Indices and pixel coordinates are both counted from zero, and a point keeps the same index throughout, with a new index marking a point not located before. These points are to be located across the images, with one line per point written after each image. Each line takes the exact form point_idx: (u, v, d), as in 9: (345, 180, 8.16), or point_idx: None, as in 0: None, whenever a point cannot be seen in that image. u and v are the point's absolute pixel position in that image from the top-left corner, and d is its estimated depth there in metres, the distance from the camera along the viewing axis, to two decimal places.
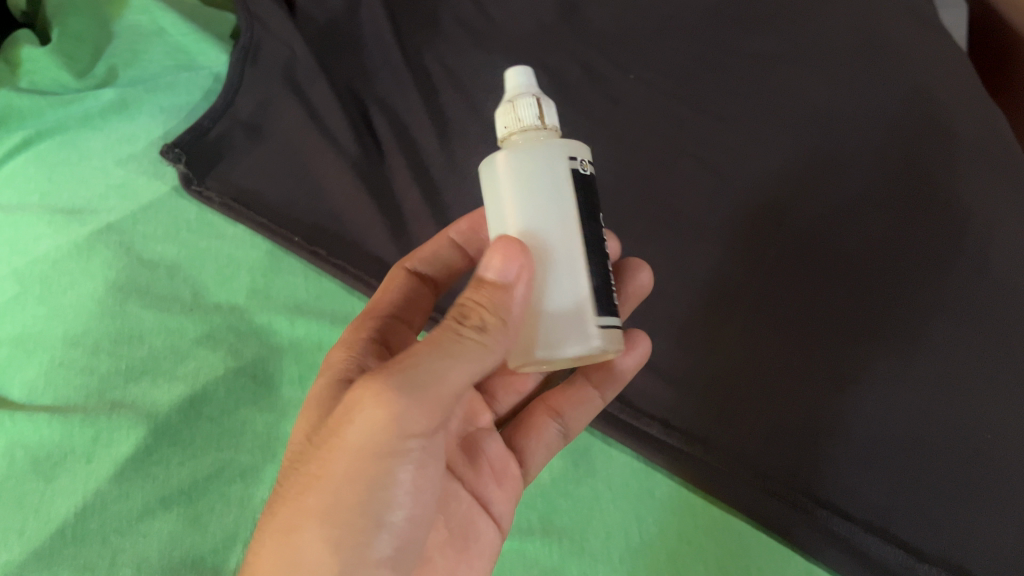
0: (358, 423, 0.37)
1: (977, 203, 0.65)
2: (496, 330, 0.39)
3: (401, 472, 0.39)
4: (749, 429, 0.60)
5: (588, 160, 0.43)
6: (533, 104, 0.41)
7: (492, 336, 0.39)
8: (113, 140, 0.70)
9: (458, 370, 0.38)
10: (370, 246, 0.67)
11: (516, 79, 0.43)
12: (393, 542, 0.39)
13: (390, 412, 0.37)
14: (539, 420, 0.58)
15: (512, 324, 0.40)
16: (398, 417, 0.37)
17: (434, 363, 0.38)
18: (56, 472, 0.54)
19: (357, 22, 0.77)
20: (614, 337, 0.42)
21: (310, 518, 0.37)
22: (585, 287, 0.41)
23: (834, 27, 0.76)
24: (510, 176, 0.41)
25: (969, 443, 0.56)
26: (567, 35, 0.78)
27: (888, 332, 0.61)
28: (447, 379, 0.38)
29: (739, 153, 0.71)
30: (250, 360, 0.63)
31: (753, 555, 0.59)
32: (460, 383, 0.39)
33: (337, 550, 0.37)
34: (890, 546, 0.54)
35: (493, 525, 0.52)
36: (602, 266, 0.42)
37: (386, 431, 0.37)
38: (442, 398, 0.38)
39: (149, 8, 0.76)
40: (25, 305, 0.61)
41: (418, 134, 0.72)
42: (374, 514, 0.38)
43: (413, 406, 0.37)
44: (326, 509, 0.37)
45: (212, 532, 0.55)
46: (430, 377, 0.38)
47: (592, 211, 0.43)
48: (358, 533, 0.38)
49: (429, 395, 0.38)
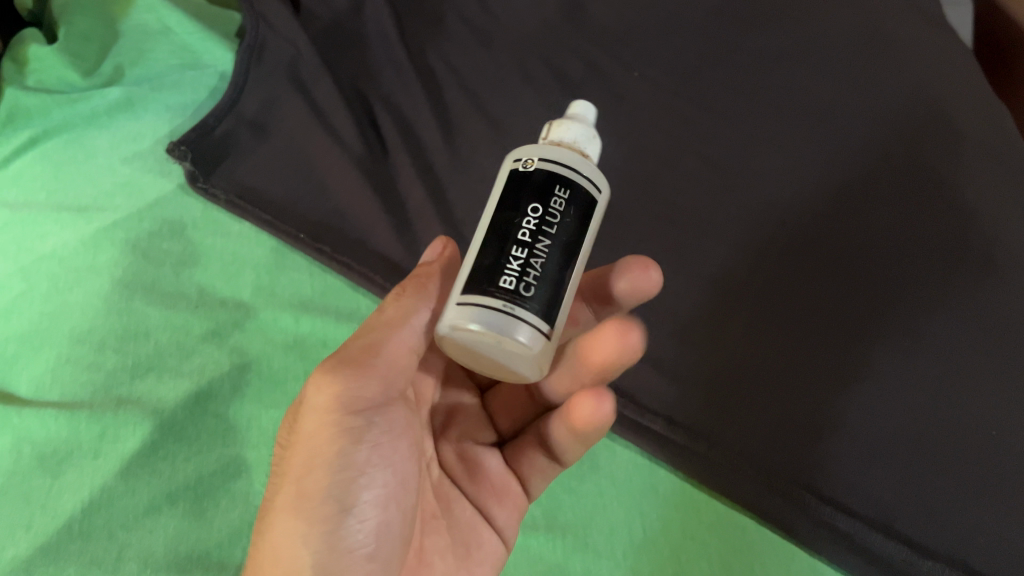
0: (309, 410, 0.41)
1: (979, 203, 0.66)
2: (412, 294, 0.44)
3: (356, 451, 0.41)
4: (753, 425, 0.60)
5: (531, 158, 0.41)
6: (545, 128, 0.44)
7: (415, 302, 0.44)
8: (119, 138, 0.71)
9: (390, 336, 0.43)
10: (374, 243, 0.67)
11: (567, 111, 0.45)
12: (364, 526, 0.41)
13: (336, 385, 0.41)
14: (529, 446, 0.55)
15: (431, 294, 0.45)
16: (342, 390, 0.41)
17: (369, 336, 0.43)
18: (62, 468, 0.54)
19: (362, 21, 0.77)
20: (493, 325, 0.38)
21: (282, 514, 0.40)
22: (464, 268, 0.40)
23: (839, 25, 0.76)
24: None
25: (972, 440, 0.57)
26: (571, 32, 0.78)
27: (891, 330, 0.61)
28: (383, 346, 0.43)
29: (743, 151, 0.71)
30: (254, 357, 0.63)
31: (756, 551, 0.59)
32: (395, 349, 0.43)
33: (306, 539, 0.39)
34: (893, 542, 0.55)
35: (496, 534, 0.53)
36: (496, 247, 0.39)
37: (335, 403, 0.41)
38: (381, 363, 0.42)
39: (155, 8, 0.76)
40: (32, 302, 0.61)
41: (423, 132, 0.73)
42: (335, 498, 0.40)
43: (354, 374, 0.41)
44: (292, 501, 0.40)
45: (218, 528, 0.55)
46: (366, 347, 0.42)
47: (517, 202, 0.40)
48: (324, 519, 0.40)
49: (368, 361, 0.42)
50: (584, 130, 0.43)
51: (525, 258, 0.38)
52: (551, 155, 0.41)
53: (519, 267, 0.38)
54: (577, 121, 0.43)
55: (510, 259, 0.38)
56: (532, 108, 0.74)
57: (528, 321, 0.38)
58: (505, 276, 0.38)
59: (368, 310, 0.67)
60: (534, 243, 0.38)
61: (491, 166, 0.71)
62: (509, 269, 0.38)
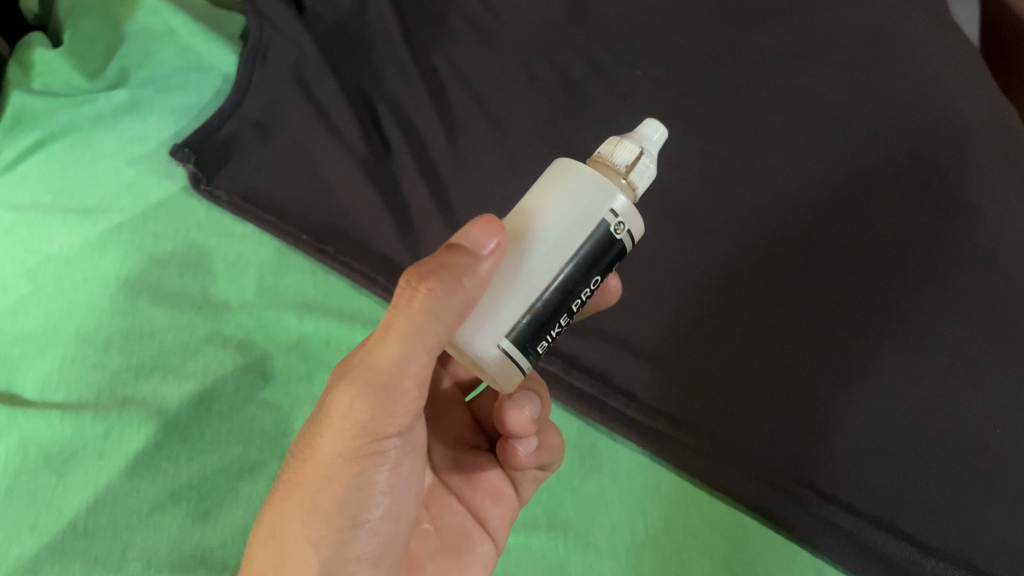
0: (332, 427, 0.39)
1: (983, 200, 0.66)
2: (454, 297, 0.36)
3: (376, 472, 0.40)
4: (755, 424, 0.60)
5: (623, 223, 0.39)
6: (630, 149, 0.40)
7: (448, 307, 0.36)
8: (125, 140, 0.72)
9: (415, 353, 0.37)
10: (378, 243, 0.67)
11: (648, 126, 0.42)
12: (373, 540, 0.41)
13: (364, 408, 0.38)
14: None
15: (464, 296, 0.37)
16: (367, 416, 0.38)
17: (396, 349, 0.37)
18: (67, 467, 0.55)
19: (366, 22, 0.77)
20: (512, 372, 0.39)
21: (291, 522, 0.39)
22: (521, 304, 0.37)
23: (841, 21, 0.76)
24: (559, 178, 0.40)
25: (977, 438, 0.57)
26: (574, 32, 0.78)
27: (896, 328, 0.61)
28: (410, 368, 0.38)
29: (747, 150, 0.71)
30: (257, 357, 0.63)
31: (759, 551, 0.59)
32: (422, 368, 0.39)
33: (317, 547, 0.39)
34: (897, 540, 0.55)
35: (489, 539, 0.53)
36: (556, 310, 0.39)
37: (360, 430, 0.38)
38: (410, 386, 0.39)
39: (160, 9, 0.76)
40: (38, 303, 0.62)
41: (425, 132, 0.73)
42: (350, 513, 0.40)
43: (383, 402, 0.38)
44: (304, 511, 0.39)
45: (222, 527, 0.55)
46: (394, 367, 0.38)
47: (591, 267, 0.39)
48: (337, 532, 0.39)
49: (397, 384, 0.38)
50: (647, 162, 0.41)
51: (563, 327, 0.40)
52: (627, 214, 0.40)
53: (556, 333, 0.40)
54: (645, 147, 0.41)
55: (557, 326, 0.39)
56: (535, 108, 0.74)
57: None
58: (544, 342, 0.39)
59: (371, 310, 0.67)
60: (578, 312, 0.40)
61: (493, 165, 0.71)
62: (550, 335, 0.39)
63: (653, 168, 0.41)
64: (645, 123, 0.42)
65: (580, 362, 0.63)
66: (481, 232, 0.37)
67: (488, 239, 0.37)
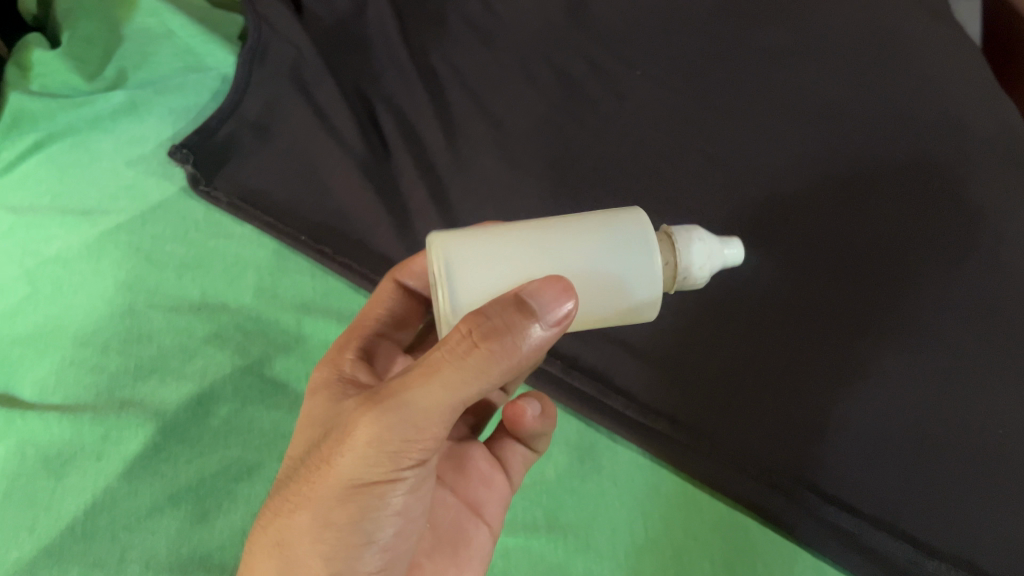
0: (353, 454, 0.37)
1: (985, 198, 0.65)
2: (506, 357, 0.35)
3: (392, 496, 0.39)
4: (757, 424, 0.59)
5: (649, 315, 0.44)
6: (702, 278, 0.42)
7: (500, 366, 0.35)
8: (124, 142, 0.71)
9: (452, 401, 0.36)
10: (376, 243, 0.67)
11: (732, 252, 0.43)
12: (382, 555, 0.40)
13: (388, 444, 0.37)
14: (505, 441, 0.57)
15: (516, 358, 0.35)
16: (388, 447, 0.37)
17: (436, 395, 0.36)
18: (65, 470, 0.54)
19: (364, 23, 0.77)
20: None
21: (301, 537, 0.39)
22: None
23: (841, 19, 0.76)
24: (633, 266, 0.40)
25: (980, 438, 0.57)
26: (573, 31, 0.78)
27: (896, 327, 0.61)
28: (444, 414, 0.37)
29: (746, 149, 0.71)
30: (256, 358, 0.63)
31: (761, 553, 0.58)
32: (453, 414, 0.37)
33: (328, 561, 0.39)
34: (900, 542, 0.55)
35: (484, 526, 0.52)
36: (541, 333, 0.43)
37: (380, 458, 0.37)
38: (439, 428, 0.37)
39: (159, 11, 0.76)
40: (37, 305, 0.62)
41: (424, 132, 0.73)
42: (363, 531, 0.39)
43: (409, 441, 0.37)
44: (316, 527, 0.38)
45: (220, 529, 0.55)
46: (429, 410, 0.36)
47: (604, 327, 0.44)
48: (348, 548, 0.39)
49: (427, 427, 0.37)
50: (703, 274, 0.42)
51: None
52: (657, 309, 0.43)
53: None
54: (715, 258, 0.42)
55: None
56: (534, 107, 0.74)
57: None
58: None
59: None
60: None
61: (492, 165, 0.71)
62: None
63: (704, 279, 0.42)
64: (733, 246, 0.43)
65: (580, 362, 0.63)
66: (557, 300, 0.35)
67: (563, 306, 0.35)
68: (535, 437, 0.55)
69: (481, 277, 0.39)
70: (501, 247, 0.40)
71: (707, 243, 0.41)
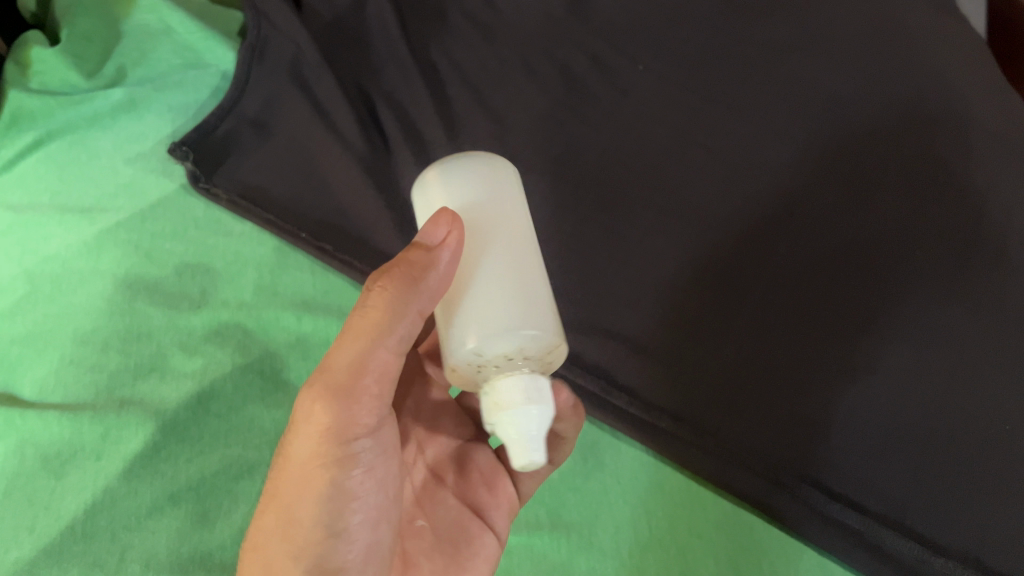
0: (300, 438, 0.39)
1: (991, 192, 0.65)
2: (408, 291, 0.38)
3: (348, 477, 0.40)
4: (760, 422, 0.59)
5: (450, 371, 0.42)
6: (498, 399, 0.39)
7: (404, 303, 0.38)
8: (123, 140, 0.71)
9: (372, 349, 0.38)
10: (375, 240, 0.67)
11: (522, 452, 0.38)
12: (355, 546, 0.40)
13: (327, 414, 0.38)
14: None
15: (420, 290, 0.39)
16: (329, 421, 0.38)
17: (353, 347, 0.38)
18: (65, 470, 0.54)
19: (363, 18, 0.77)
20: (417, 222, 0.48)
21: (271, 537, 0.40)
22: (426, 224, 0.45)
23: (843, 13, 0.75)
24: (503, 319, 0.39)
25: (988, 434, 0.56)
26: (574, 26, 0.77)
27: (902, 322, 0.61)
28: (371, 363, 0.39)
29: (749, 144, 0.70)
30: (257, 356, 0.63)
31: (766, 549, 0.58)
32: (385, 364, 0.39)
33: (297, 559, 0.39)
34: (906, 540, 0.54)
35: (490, 531, 0.51)
36: None
37: (326, 434, 0.38)
38: (370, 384, 0.39)
39: (157, 7, 0.76)
40: (35, 304, 0.61)
41: (424, 128, 0.72)
42: (325, 520, 0.39)
43: (344, 404, 0.38)
44: (282, 523, 0.40)
45: (220, 529, 0.54)
46: (352, 366, 0.38)
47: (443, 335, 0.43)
48: (313, 542, 0.39)
49: (357, 383, 0.38)
50: (495, 405, 0.39)
51: None
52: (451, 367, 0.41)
53: None
54: (516, 405, 0.38)
55: None
56: (536, 102, 0.74)
57: None
58: None
59: None
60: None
61: None
62: None
63: (495, 406, 0.39)
64: (530, 450, 0.38)
65: (583, 359, 0.62)
66: (434, 220, 0.39)
67: (438, 232, 0.39)
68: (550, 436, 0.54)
69: (468, 183, 0.44)
70: (518, 193, 0.45)
71: (536, 405, 0.38)
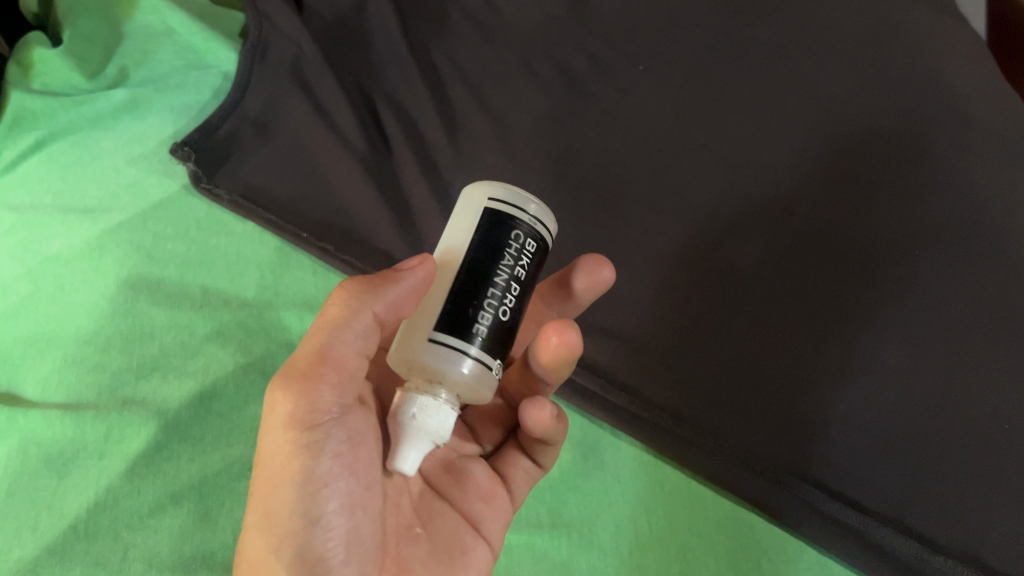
0: (269, 428, 0.40)
1: (990, 193, 0.65)
2: (367, 298, 0.41)
3: (317, 464, 0.40)
4: (761, 422, 0.59)
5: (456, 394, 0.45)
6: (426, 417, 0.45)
7: (361, 304, 0.41)
8: (125, 140, 0.71)
9: (331, 342, 0.41)
10: (377, 240, 0.67)
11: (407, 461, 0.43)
12: (333, 535, 0.40)
13: (290, 401, 0.40)
14: (511, 452, 0.56)
15: (382, 300, 0.41)
16: (292, 408, 0.39)
17: (314, 342, 0.41)
18: (67, 469, 0.54)
19: (364, 18, 0.77)
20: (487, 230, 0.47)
21: (256, 532, 0.41)
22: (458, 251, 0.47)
23: (843, 13, 0.75)
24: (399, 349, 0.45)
25: (987, 433, 0.56)
26: (575, 27, 0.78)
27: (901, 321, 0.61)
28: (329, 354, 0.40)
29: (749, 144, 0.71)
30: (258, 356, 0.63)
31: (766, 548, 0.59)
32: (344, 355, 0.41)
33: (279, 550, 0.40)
34: (905, 538, 0.54)
35: (482, 540, 0.51)
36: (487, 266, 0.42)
37: (290, 420, 0.40)
38: (329, 372, 0.40)
39: (159, 8, 0.76)
40: (39, 303, 0.62)
41: (425, 128, 0.73)
42: (298, 509, 0.39)
43: (303, 390, 0.40)
44: (263, 517, 0.40)
45: (222, 528, 0.55)
46: (310, 356, 0.40)
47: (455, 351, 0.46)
48: (291, 532, 0.40)
49: (314, 372, 0.40)
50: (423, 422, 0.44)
51: (509, 274, 0.42)
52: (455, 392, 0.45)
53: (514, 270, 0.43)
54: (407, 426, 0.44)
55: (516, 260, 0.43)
56: (536, 102, 0.74)
57: (532, 219, 0.44)
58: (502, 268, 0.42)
59: None
60: (525, 275, 0.43)
61: (493, 160, 0.71)
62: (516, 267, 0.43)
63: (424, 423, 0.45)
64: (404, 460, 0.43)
65: (583, 359, 0.62)
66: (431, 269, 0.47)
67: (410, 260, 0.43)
68: (541, 449, 0.54)
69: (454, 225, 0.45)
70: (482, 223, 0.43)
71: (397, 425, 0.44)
